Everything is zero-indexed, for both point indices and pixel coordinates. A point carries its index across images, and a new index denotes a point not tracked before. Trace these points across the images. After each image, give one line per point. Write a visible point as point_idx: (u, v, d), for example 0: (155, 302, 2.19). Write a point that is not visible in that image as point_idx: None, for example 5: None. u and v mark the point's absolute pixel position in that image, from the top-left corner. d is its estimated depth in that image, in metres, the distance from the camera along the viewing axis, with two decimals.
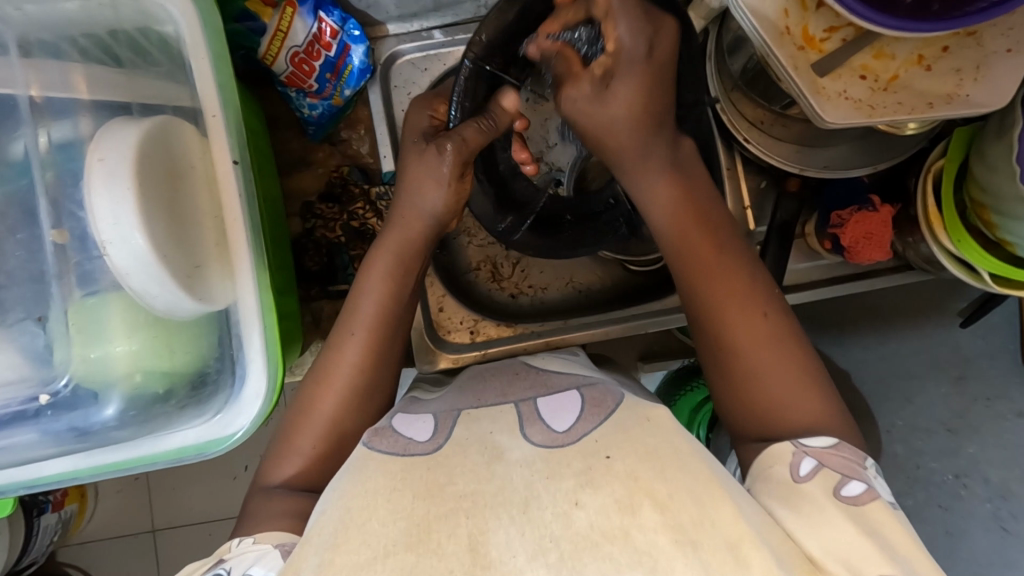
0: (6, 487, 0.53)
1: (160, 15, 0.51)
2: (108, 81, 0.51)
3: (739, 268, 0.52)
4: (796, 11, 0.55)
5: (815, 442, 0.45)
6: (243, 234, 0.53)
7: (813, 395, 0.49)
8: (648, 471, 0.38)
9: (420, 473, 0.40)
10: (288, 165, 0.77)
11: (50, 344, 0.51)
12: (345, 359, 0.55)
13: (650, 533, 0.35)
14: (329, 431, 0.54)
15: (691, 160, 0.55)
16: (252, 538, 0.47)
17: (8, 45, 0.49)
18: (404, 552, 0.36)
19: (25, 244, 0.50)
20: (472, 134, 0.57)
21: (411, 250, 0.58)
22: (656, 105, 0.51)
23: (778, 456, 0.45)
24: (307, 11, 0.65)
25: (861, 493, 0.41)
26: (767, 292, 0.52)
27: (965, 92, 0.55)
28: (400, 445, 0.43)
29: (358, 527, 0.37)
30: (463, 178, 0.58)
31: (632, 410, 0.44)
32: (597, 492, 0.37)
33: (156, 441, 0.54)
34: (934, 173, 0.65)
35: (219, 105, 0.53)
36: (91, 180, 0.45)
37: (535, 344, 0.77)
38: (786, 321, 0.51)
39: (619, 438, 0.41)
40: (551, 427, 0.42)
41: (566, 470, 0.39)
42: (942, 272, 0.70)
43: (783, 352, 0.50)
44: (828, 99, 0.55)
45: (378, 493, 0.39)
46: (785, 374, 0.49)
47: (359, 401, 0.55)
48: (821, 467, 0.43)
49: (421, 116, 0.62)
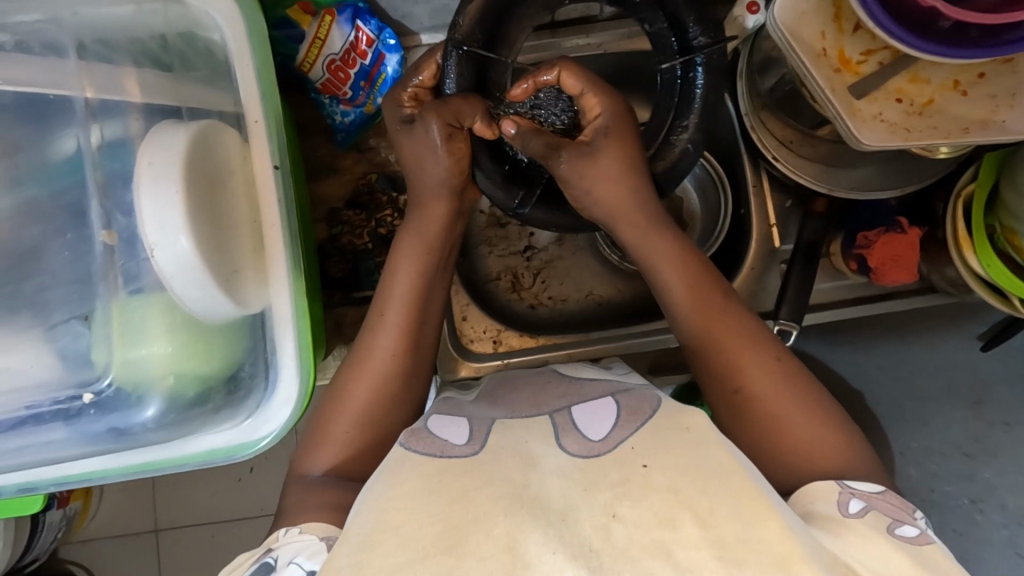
0: (37, 483, 0.53)
1: (206, 22, 0.52)
2: (158, 85, 0.52)
3: (741, 318, 0.53)
4: (833, 33, 0.56)
5: (863, 486, 0.45)
6: (279, 240, 0.54)
7: (832, 435, 0.49)
8: (691, 487, 0.38)
9: (457, 480, 0.40)
10: (316, 171, 0.77)
11: (91, 344, 0.51)
12: (380, 344, 0.55)
13: (691, 550, 0.35)
14: (364, 417, 0.53)
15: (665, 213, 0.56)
16: (297, 529, 0.47)
17: (65, 48, 0.49)
18: (438, 556, 0.36)
19: (73, 244, 0.50)
20: (455, 101, 0.54)
21: (437, 231, 0.58)
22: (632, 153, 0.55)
23: (825, 494, 0.44)
24: (345, 19, 0.66)
25: (917, 535, 0.41)
26: (769, 338, 0.52)
27: (1001, 118, 0.55)
28: (436, 446, 0.43)
29: (392, 530, 0.37)
30: (456, 138, 0.55)
31: (667, 416, 0.42)
32: (636, 505, 0.37)
33: (186, 442, 0.55)
34: (964, 197, 0.66)
35: (260, 110, 0.54)
36: (140, 181, 0.46)
37: (556, 356, 0.76)
38: (796, 368, 0.51)
39: (652, 447, 0.40)
40: (586, 435, 0.42)
41: (603, 481, 0.38)
42: (967, 295, 0.70)
43: (803, 395, 0.50)
44: (863, 121, 0.55)
45: (416, 496, 0.39)
46: (816, 422, 0.49)
47: (393, 388, 0.54)
48: (870, 508, 0.43)
49: (396, 113, 0.58)
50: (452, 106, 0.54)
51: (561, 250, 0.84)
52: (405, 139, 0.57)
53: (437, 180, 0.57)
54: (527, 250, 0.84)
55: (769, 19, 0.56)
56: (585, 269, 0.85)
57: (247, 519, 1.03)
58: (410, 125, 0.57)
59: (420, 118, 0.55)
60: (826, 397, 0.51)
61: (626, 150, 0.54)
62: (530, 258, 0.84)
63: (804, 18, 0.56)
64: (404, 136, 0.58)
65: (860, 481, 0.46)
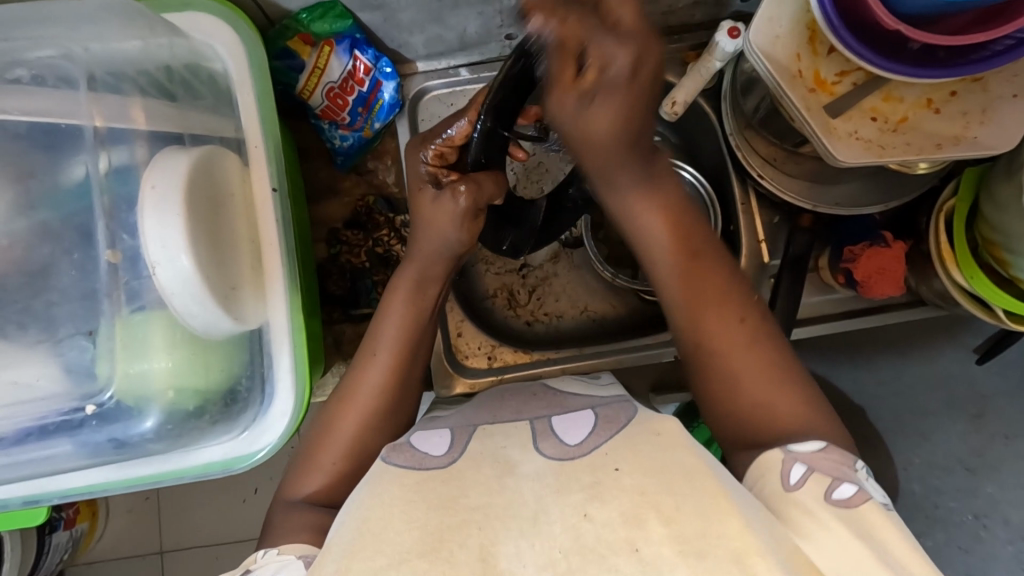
0: (39, 496, 0.58)
1: (208, 53, 0.58)
2: (163, 114, 0.55)
3: (717, 272, 0.54)
4: (807, 56, 0.58)
5: (804, 447, 0.45)
6: (276, 257, 0.58)
7: (791, 395, 0.50)
8: (654, 486, 0.39)
9: (433, 487, 0.40)
10: (317, 193, 0.80)
11: (96, 357, 0.53)
12: (368, 383, 0.56)
13: (655, 545, 0.36)
14: (351, 450, 0.54)
15: (666, 178, 0.53)
16: (276, 550, 0.48)
17: (77, 81, 0.53)
18: (418, 558, 0.37)
19: (80, 263, 0.53)
20: (487, 184, 0.55)
21: (429, 284, 0.58)
22: (637, 126, 0.46)
23: (769, 466, 0.45)
24: (343, 50, 0.68)
25: (853, 496, 0.42)
26: (745, 295, 0.54)
27: (973, 134, 0.57)
28: (416, 458, 0.43)
29: (374, 535, 0.38)
30: (478, 220, 0.56)
31: (641, 423, 0.43)
32: (605, 505, 0.38)
33: (187, 453, 0.59)
34: (946, 213, 0.67)
35: (260, 137, 0.59)
36: (143, 204, 0.48)
37: (549, 370, 0.78)
38: (761, 326, 0.53)
39: (625, 451, 0.41)
40: (563, 440, 0.42)
41: (574, 484, 0.39)
42: (954, 308, 0.71)
43: (765, 358, 0.52)
44: (839, 139, 0.57)
45: (393, 505, 0.39)
46: (773, 381, 0.51)
47: (382, 422, 0.55)
48: (812, 474, 0.44)
49: (416, 171, 0.58)
50: (485, 189, 0.55)
51: (556, 268, 0.86)
52: (427, 201, 0.56)
53: (447, 248, 0.57)
54: (522, 268, 0.86)
55: (746, 42, 0.59)
56: (580, 287, 0.86)
57: (247, 539, 1.04)
58: (435, 190, 0.56)
59: (449, 187, 0.55)
60: (793, 359, 0.53)
61: (630, 103, 0.43)
62: (526, 275, 0.86)
63: (779, 41, 0.58)
64: (424, 197, 0.57)
65: (802, 441, 0.46)
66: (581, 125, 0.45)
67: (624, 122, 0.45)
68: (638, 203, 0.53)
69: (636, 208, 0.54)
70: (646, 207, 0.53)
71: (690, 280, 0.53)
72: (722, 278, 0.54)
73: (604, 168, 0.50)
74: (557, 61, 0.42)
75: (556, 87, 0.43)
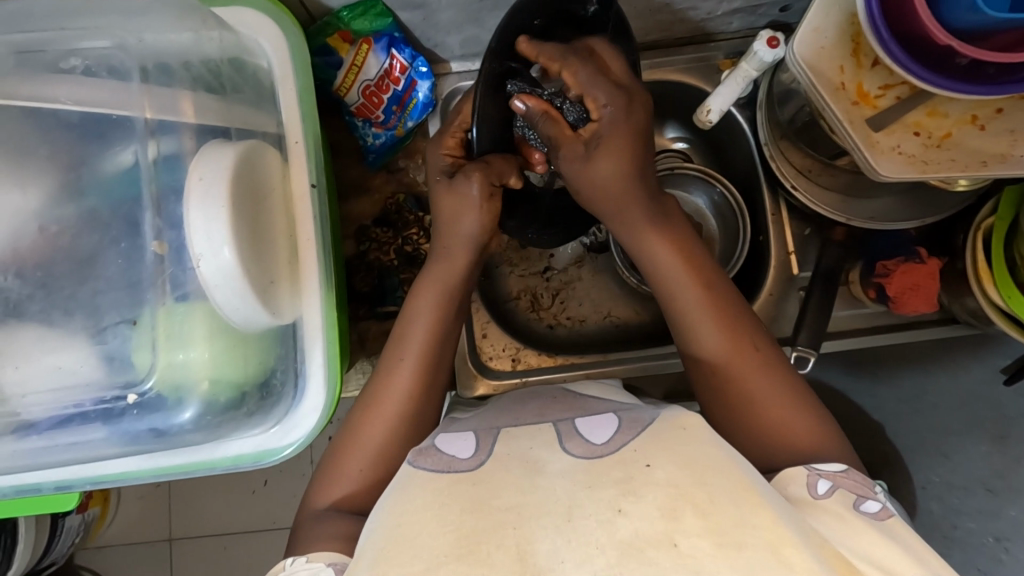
0: (71, 483, 0.59)
1: (256, 50, 0.59)
2: (210, 107, 0.55)
3: (730, 299, 0.54)
4: (851, 68, 0.58)
5: (827, 467, 0.46)
6: (312, 252, 0.59)
7: (804, 417, 0.51)
8: (687, 479, 0.37)
9: (464, 490, 0.39)
10: (346, 190, 0.81)
11: (136, 347, 0.54)
12: (394, 388, 0.56)
13: (692, 538, 0.35)
14: (378, 457, 0.55)
15: (677, 221, 0.56)
16: (304, 558, 0.48)
17: (130, 72, 0.54)
18: (455, 562, 0.36)
19: (127, 253, 0.53)
20: (497, 163, 0.56)
21: (454, 285, 0.58)
22: (642, 163, 0.52)
23: (793, 478, 0.45)
24: (381, 47, 0.68)
25: (880, 510, 0.43)
26: (757, 330, 0.54)
27: (1019, 153, 0.56)
28: (444, 463, 0.42)
29: (409, 540, 0.38)
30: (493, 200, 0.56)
31: (665, 419, 0.42)
32: (640, 500, 0.37)
33: (219, 444, 0.60)
34: (984, 230, 0.66)
35: (300, 132, 0.60)
36: (190, 196, 0.49)
37: (573, 375, 0.77)
38: (774, 358, 0.53)
39: (655, 449, 0.40)
40: (589, 439, 0.41)
41: (605, 480, 0.38)
42: (989, 326, 0.70)
43: (777, 386, 0.52)
44: (881, 153, 0.57)
45: (425, 509, 0.39)
46: (786, 408, 0.51)
47: (408, 426, 0.56)
48: (838, 487, 0.44)
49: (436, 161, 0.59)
50: (494, 168, 0.56)
51: (580, 272, 0.86)
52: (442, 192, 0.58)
53: (466, 236, 0.57)
54: (546, 271, 0.86)
55: (790, 53, 0.58)
56: (603, 292, 0.86)
57: (257, 531, 1.04)
58: (449, 180, 0.57)
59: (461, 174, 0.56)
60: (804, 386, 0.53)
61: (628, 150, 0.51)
62: (550, 278, 0.86)
63: (824, 53, 0.57)
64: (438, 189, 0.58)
65: (824, 463, 0.47)
66: (585, 174, 0.52)
67: (628, 160, 0.51)
68: (648, 236, 0.54)
69: (653, 250, 0.55)
70: (659, 245, 0.54)
71: (704, 303, 0.53)
72: (731, 305, 0.54)
73: (619, 210, 0.54)
74: (551, 124, 0.53)
75: (560, 143, 0.53)
